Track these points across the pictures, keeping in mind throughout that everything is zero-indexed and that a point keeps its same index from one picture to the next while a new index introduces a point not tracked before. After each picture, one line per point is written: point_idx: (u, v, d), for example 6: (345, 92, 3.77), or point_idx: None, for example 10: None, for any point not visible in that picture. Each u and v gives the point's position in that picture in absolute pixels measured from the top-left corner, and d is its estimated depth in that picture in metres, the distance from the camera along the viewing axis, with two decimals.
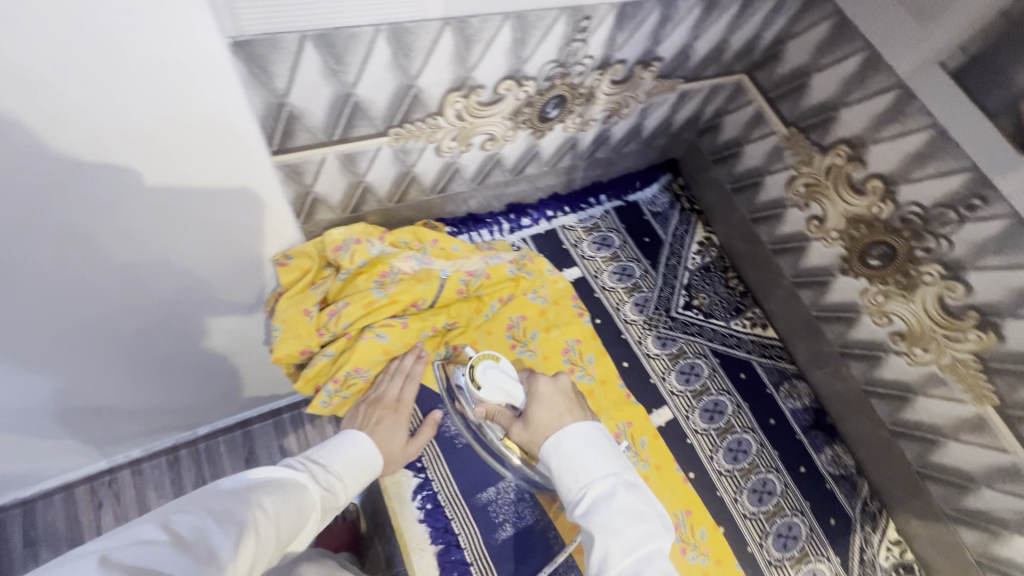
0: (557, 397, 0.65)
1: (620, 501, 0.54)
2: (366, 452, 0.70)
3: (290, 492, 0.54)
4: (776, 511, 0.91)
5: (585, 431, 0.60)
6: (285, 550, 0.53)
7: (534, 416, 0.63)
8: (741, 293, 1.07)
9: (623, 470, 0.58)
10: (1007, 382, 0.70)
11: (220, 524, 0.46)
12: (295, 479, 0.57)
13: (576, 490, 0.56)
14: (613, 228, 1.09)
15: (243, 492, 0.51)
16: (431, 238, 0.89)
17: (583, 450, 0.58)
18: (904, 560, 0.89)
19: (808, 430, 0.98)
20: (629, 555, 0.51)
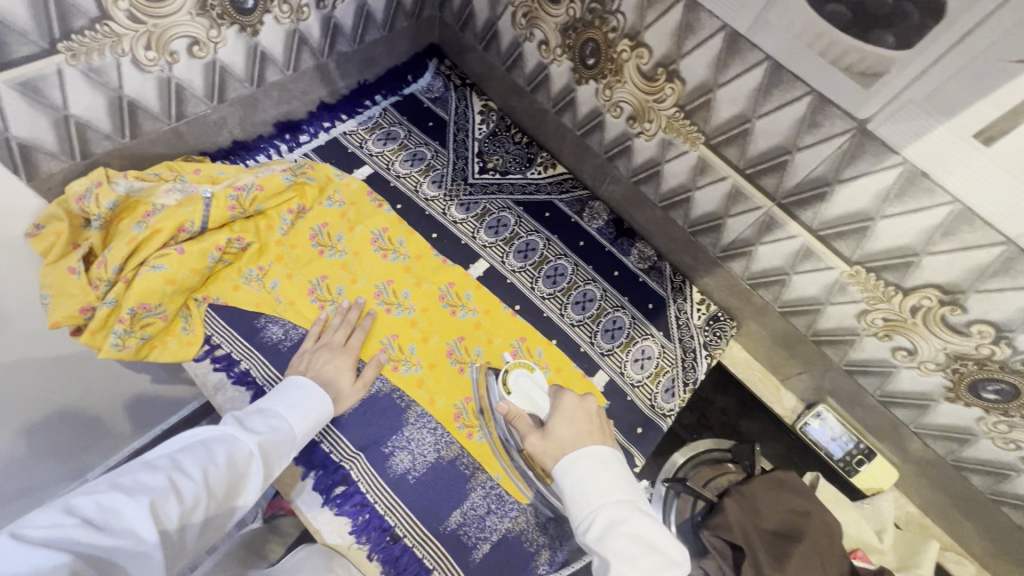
0: (578, 415, 0.72)
1: (632, 535, 0.58)
2: (310, 398, 0.74)
3: (212, 448, 0.58)
4: (600, 312, 1.02)
5: (599, 453, 0.64)
6: (227, 495, 0.58)
7: (553, 429, 0.69)
8: (528, 145, 1.15)
9: (636, 497, 0.62)
10: (701, 117, 0.80)
11: (143, 496, 0.49)
12: (230, 439, 0.61)
13: (588, 513, 0.60)
14: (395, 122, 1.13)
15: (170, 462, 0.54)
16: (193, 168, 0.88)
17: (596, 472, 0.63)
18: (712, 313, 1.03)
19: (613, 239, 1.09)
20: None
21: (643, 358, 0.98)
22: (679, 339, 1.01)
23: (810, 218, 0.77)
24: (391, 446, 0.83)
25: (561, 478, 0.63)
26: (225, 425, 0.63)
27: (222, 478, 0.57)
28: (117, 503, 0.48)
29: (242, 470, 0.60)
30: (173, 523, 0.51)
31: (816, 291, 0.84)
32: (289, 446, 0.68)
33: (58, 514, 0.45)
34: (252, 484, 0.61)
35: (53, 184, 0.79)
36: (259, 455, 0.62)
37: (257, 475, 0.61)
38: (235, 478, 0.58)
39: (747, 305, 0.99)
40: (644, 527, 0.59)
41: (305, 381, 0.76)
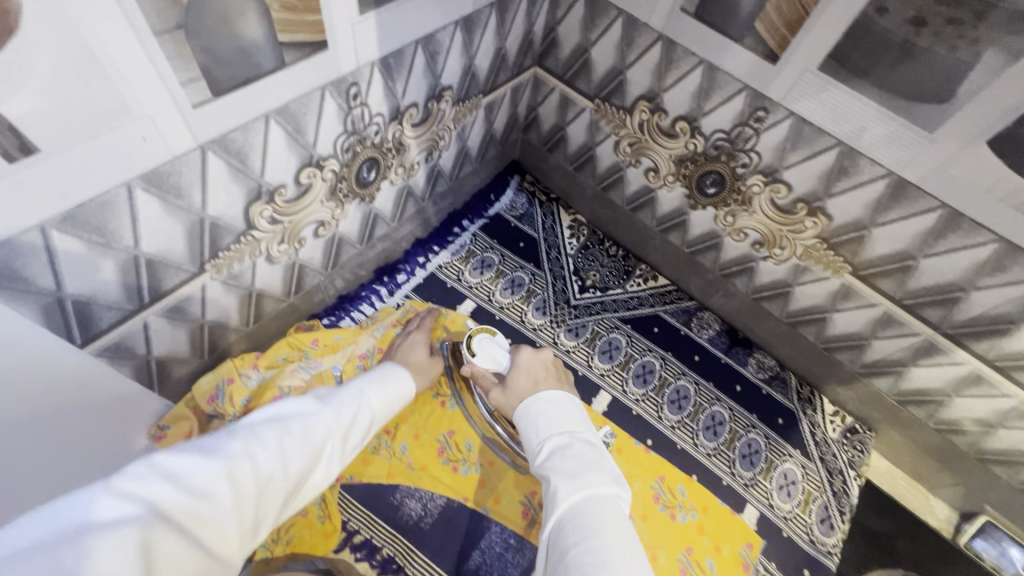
0: (537, 367, 0.70)
1: (574, 455, 0.58)
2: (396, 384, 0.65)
3: (301, 425, 0.51)
4: (733, 436, 0.97)
5: (554, 395, 0.64)
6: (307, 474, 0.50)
7: (513, 382, 0.68)
8: (624, 257, 1.12)
9: (589, 434, 0.62)
10: (850, 250, 0.77)
11: (231, 468, 0.41)
12: (304, 410, 0.54)
13: (538, 442, 0.61)
14: (487, 247, 1.10)
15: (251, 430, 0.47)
16: (312, 340, 0.84)
17: (546, 412, 0.63)
18: (848, 424, 0.99)
19: (729, 350, 1.05)
20: (578, 493, 0.54)
21: (789, 484, 0.93)
22: (819, 457, 0.96)
23: (984, 349, 0.73)
24: None
25: (519, 420, 0.64)
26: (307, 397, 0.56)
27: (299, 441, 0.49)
28: (200, 464, 0.40)
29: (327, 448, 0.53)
30: (249, 488, 0.42)
31: (985, 414, 0.80)
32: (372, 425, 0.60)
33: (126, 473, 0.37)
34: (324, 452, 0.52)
35: (182, 385, 0.74)
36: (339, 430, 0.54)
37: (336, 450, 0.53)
38: (311, 441, 0.50)
39: (890, 417, 0.94)
40: (588, 452, 0.59)
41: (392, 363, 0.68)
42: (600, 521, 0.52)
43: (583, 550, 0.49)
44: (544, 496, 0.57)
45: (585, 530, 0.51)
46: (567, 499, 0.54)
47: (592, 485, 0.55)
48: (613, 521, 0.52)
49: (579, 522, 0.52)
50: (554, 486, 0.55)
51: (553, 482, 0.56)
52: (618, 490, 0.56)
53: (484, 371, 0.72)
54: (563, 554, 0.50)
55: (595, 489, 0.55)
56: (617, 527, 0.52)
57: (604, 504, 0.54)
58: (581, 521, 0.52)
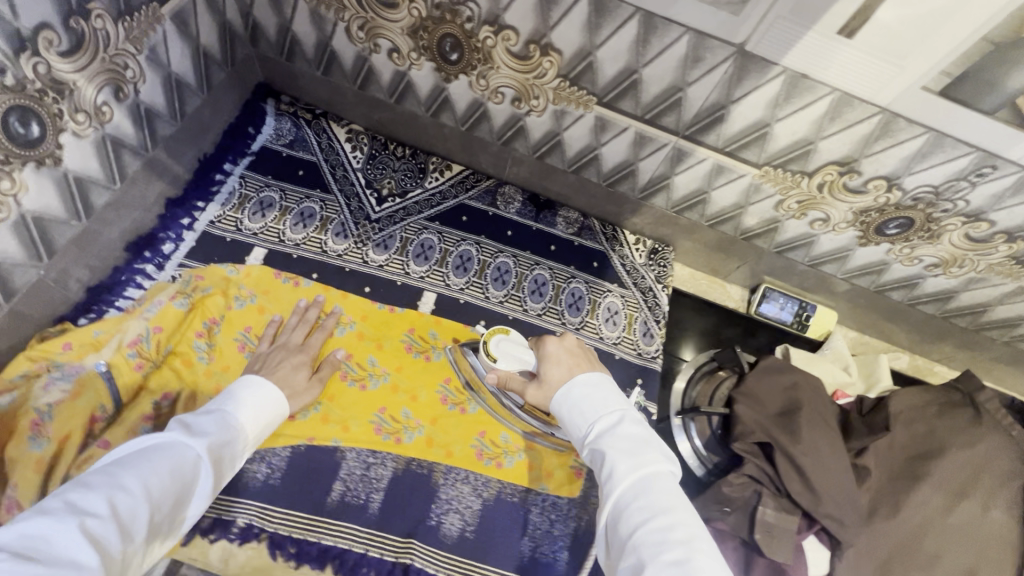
0: (563, 354, 0.76)
1: (625, 435, 0.63)
2: (266, 400, 0.69)
3: (168, 467, 0.53)
4: (558, 290, 1.02)
5: (591, 377, 0.70)
6: (174, 511, 0.54)
7: (545, 372, 0.74)
8: (413, 156, 1.08)
9: (632, 411, 0.66)
10: (590, 80, 0.79)
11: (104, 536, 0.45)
12: (185, 453, 0.56)
13: (587, 428, 0.66)
14: (262, 186, 0.99)
15: (114, 484, 0.49)
16: (60, 344, 0.71)
17: (587, 395, 0.68)
18: (650, 247, 1.09)
19: (537, 216, 1.08)
20: (634, 471, 0.59)
21: (613, 315, 1.02)
22: (633, 283, 1.05)
23: (715, 140, 0.82)
24: (437, 515, 0.80)
25: (558, 409, 0.70)
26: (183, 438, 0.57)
27: (164, 487, 0.52)
28: (45, 529, 0.42)
29: (188, 479, 0.56)
30: (114, 543, 0.45)
31: (735, 199, 0.92)
32: (242, 446, 0.64)
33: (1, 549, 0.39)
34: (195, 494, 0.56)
35: None
36: (207, 460, 0.58)
37: (205, 485, 0.57)
38: (179, 491, 0.54)
39: (677, 229, 1.04)
40: (633, 428, 0.63)
41: (272, 388, 0.71)
42: (660, 496, 0.57)
43: (652, 529, 0.54)
44: (599, 473, 0.61)
45: (648, 508, 0.56)
46: (627, 479, 0.58)
47: (650, 466, 0.59)
48: (672, 497, 0.57)
49: (642, 501, 0.57)
50: (610, 464, 0.60)
51: (611, 461, 0.60)
52: (671, 467, 0.60)
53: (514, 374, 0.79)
54: (634, 535, 0.54)
55: (653, 468, 0.59)
56: (678, 503, 0.56)
57: (660, 480, 0.58)
58: (644, 499, 0.57)
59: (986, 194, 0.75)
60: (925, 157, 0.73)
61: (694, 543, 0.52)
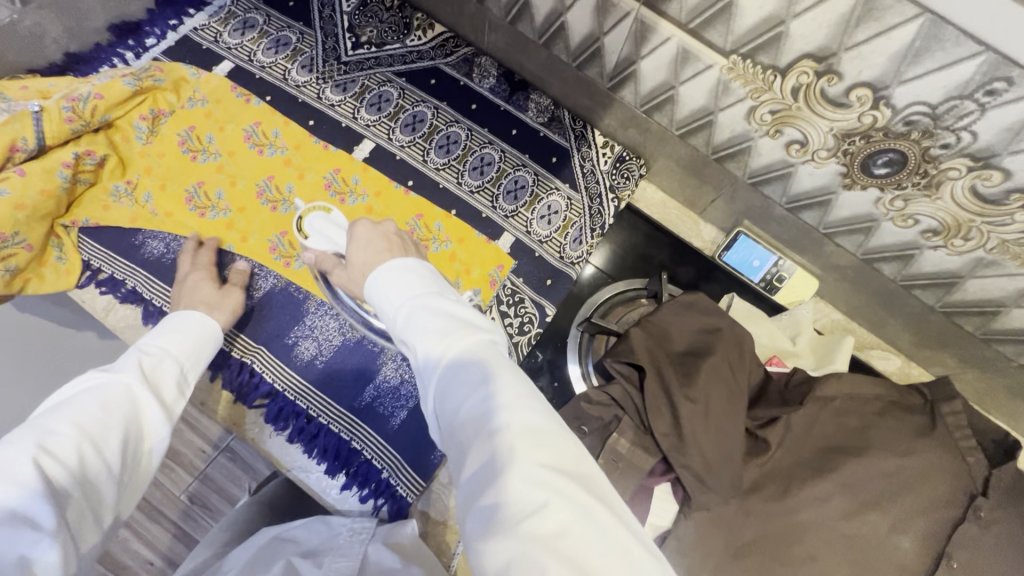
0: (375, 238, 0.71)
1: (435, 313, 0.55)
2: (196, 328, 0.71)
3: (97, 401, 0.55)
4: (501, 174, 0.96)
5: (403, 263, 0.63)
6: (132, 430, 0.57)
7: (352, 254, 0.71)
8: (401, 9, 1.04)
9: (445, 289, 0.60)
10: None
11: (39, 481, 0.46)
12: (117, 382, 0.58)
13: (394, 311, 0.59)
14: (250, 8, 1.02)
15: (40, 428, 0.50)
16: (17, 85, 0.81)
17: (395, 279, 0.61)
18: (618, 155, 0.98)
19: (508, 97, 1.01)
20: (452, 349, 0.52)
21: (550, 214, 0.94)
22: (586, 187, 0.96)
23: (677, 11, 0.70)
24: (295, 336, 0.82)
25: (368, 299, 0.62)
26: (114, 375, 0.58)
27: (101, 420, 0.54)
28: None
29: (130, 403, 0.58)
30: (68, 465, 0.49)
31: (704, 100, 0.78)
32: (182, 372, 0.66)
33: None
34: (150, 419, 0.59)
35: None
36: (139, 384, 0.59)
37: (149, 404, 0.59)
38: (121, 416, 0.56)
39: (649, 137, 0.92)
40: (440, 304, 0.56)
41: (203, 316, 0.72)
42: (480, 365, 0.50)
43: (474, 403, 0.47)
44: (421, 365, 0.54)
45: (469, 380, 0.49)
46: (440, 357, 0.52)
47: (470, 336, 0.53)
48: (498, 364, 0.51)
49: (463, 378, 0.49)
50: (426, 350, 0.53)
51: (425, 345, 0.53)
52: (491, 334, 0.54)
53: (327, 254, 0.78)
54: (457, 417, 0.48)
55: (470, 338, 0.52)
56: (501, 368, 0.50)
57: (484, 349, 0.52)
58: (463, 371, 0.50)
59: (997, 125, 0.57)
60: (917, 57, 0.56)
61: (520, 397, 0.48)
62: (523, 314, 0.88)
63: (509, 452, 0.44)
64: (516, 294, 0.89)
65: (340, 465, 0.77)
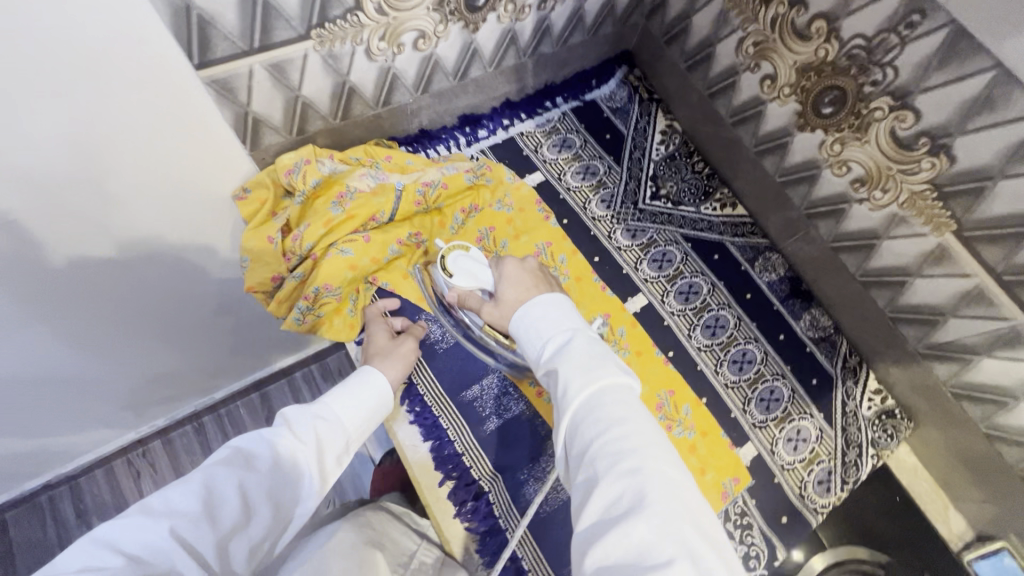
0: (522, 276, 0.75)
1: (579, 351, 0.61)
2: (364, 391, 0.71)
3: (260, 468, 0.55)
4: (757, 377, 0.93)
5: (550, 299, 0.69)
6: (286, 506, 0.57)
7: (503, 293, 0.74)
8: (708, 177, 1.06)
9: (587, 330, 0.66)
10: (962, 204, 0.69)
11: (185, 541, 0.47)
12: (284, 447, 0.58)
13: (540, 347, 0.65)
14: (572, 129, 1.08)
15: (207, 484, 0.51)
16: (386, 154, 0.89)
17: (544, 315, 0.67)
18: (887, 407, 0.91)
19: (785, 299, 0.98)
20: (589, 388, 0.57)
21: (798, 440, 0.89)
22: (842, 427, 0.90)
23: None
24: (527, 475, 0.81)
25: (516, 331, 0.68)
26: (286, 434, 0.59)
27: (263, 488, 0.55)
28: (149, 523, 0.47)
29: (292, 475, 0.58)
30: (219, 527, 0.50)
31: None
32: (345, 443, 0.66)
33: (105, 551, 0.44)
34: (299, 487, 0.58)
35: (268, 154, 0.83)
36: (303, 456, 0.59)
37: (311, 479, 0.59)
38: (279, 484, 0.56)
39: (938, 411, 0.86)
40: (587, 344, 0.62)
41: (376, 374, 0.74)
42: (615, 405, 0.55)
43: (608, 438, 0.52)
44: (554, 390, 0.59)
45: (603, 417, 0.54)
46: (577, 390, 0.57)
47: (609, 376, 0.58)
48: (631, 407, 0.55)
49: (598, 414, 0.54)
50: (566, 380, 0.58)
51: (566, 376, 0.59)
52: (625, 377, 0.59)
53: (471, 293, 0.78)
54: (589, 446, 0.52)
55: (607, 380, 0.58)
56: (634, 411, 0.54)
57: (618, 392, 0.57)
58: (598, 407, 0.55)
59: None
60: None
61: (652, 443, 0.52)
62: (750, 544, 0.82)
63: (635, 492, 0.48)
64: (745, 517, 0.84)
65: None
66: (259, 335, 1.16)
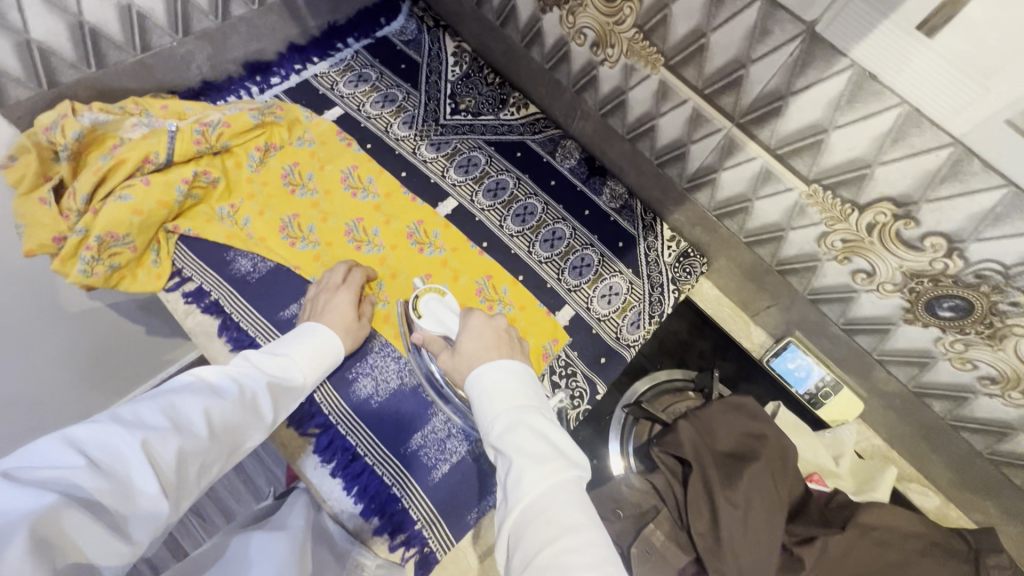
0: (490, 332, 0.78)
1: (534, 437, 0.63)
2: (323, 351, 0.78)
3: (221, 400, 0.61)
4: (568, 250, 1.01)
5: (510, 365, 0.71)
6: (238, 441, 0.62)
7: (462, 345, 0.77)
8: (501, 86, 1.14)
9: (541, 409, 0.67)
10: (659, 36, 0.79)
11: (150, 447, 0.51)
12: (242, 386, 0.64)
13: (492, 417, 0.66)
14: (366, 65, 1.12)
15: (162, 408, 0.56)
16: (160, 103, 0.90)
17: (499, 385, 0.69)
18: (681, 249, 1.03)
19: (586, 179, 1.07)
20: (539, 486, 0.58)
21: (611, 294, 0.98)
22: (647, 275, 1.00)
23: (768, 137, 0.76)
24: (355, 371, 0.85)
25: (471, 391, 0.70)
26: (254, 377, 0.67)
27: (222, 416, 0.60)
28: (114, 436, 0.50)
29: (248, 408, 0.64)
30: (183, 443, 0.54)
31: (777, 217, 0.83)
32: (296, 392, 0.72)
33: (68, 449, 0.48)
34: (255, 423, 0.64)
35: (24, 114, 0.81)
36: (259, 396, 0.65)
37: (264, 416, 0.65)
38: (237, 418, 0.62)
39: (715, 238, 0.98)
40: (537, 428, 0.64)
41: (329, 331, 0.80)
42: (565, 511, 0.57)
43: (559, 542, 0.53)
44: (506, 474, 0.61)
45: (554, 521, 0.56)
46: (524, 495, 0.58)
47: (562, 477, 0.60)
48: (586, 517, 0.57)
49: (548, 516, 0.56)
50: (519, 472, 0.59)
51: (519, 465, 0.60)
52: (578, 472, 0.61)
53: (435, 338, 0.82)
54: (541, 547, 0.54)
55: (557, 478, 0.59)
56: (582, 520, 0.56)
57: (566, 493, 0.58)
58: (548, 511, 0.57)
59: None
60: (997, 220, 0.61)
61: (602, 551, 0.54)
62: (574, 387, 0.90)
63: None
64: (569, 367, 0.91)
65: (375, 509, 0.78)
66: (130, 355, 1.15)
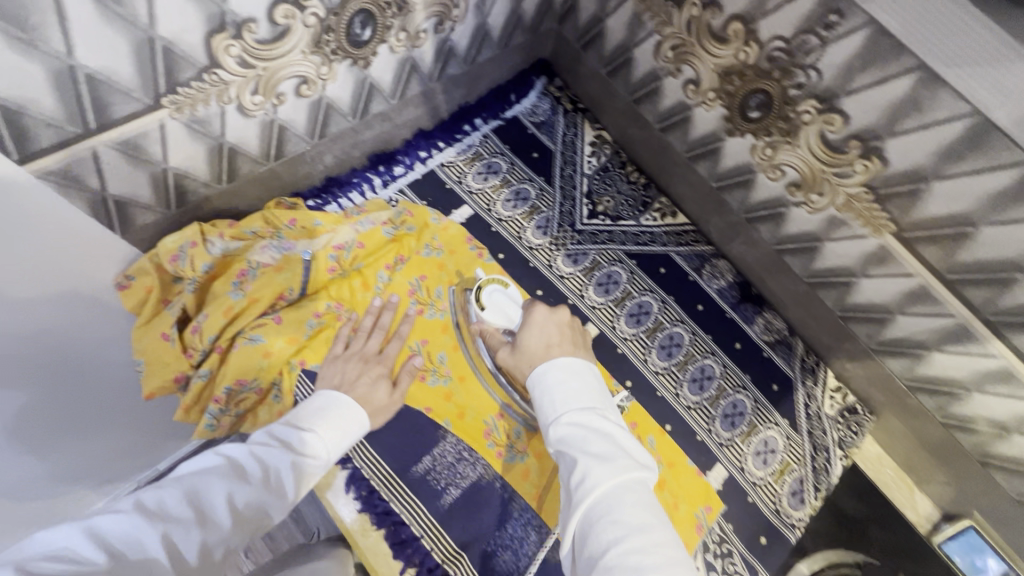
0: (552, 325, 0.68)
1: (598, 436, 0.54)
2: (349, 418, 0.64)
3: (243, 480, 0.52)
4: (719, 393, 0.89)
5: (574, 363, 0.61)
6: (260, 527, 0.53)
7: (522, 340, 0.66)
8: (645, 186, 1.01)
9: (605, 407, 0.58)
10: (900, 205, 0.66)
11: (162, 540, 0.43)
12: (269, 461, 0.55)
13: (554, 415, 0.57)
14: (496, 152, 0.99)
15: (180, 493, 0.48)
16: (289, 219, 0.79)
17: (562, 384, 0.59)
18: (848, 404, 0.91)
19: (736, 304, 0.94)
20: (607, 483, 0.50)
21: (767, 452, 0.86)
22: (807, 430, 0.88)
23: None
24: (495, 544, 0.75)
25: (532, 388, 0.61)
26: (278, 452, 0.56)
27: (246, 500, 0.51)
28: (133, 526, 0.43)
29: (275, 489, 0.54)
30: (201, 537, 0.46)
31: (1004, 418, 0.74)
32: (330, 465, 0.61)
33: (84, 539, 0.41)
34: (284, 506, 0.54)
35: (146, 236, 0.71)
36: (289, 474, 0.55)
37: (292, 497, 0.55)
38: (262, 505, 0.52)
39: (895, 402, 0.86)
40: (603, 429, 0.55)
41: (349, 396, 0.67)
42: (633, 510, 0.48)
43: (628, 546, 0.45)
44: (568, 476, 0.53)
45: (620, 521, 0.47)
46: (587, 490, 0.50)
47: (630, 479, 0.51)
48: (655, 516, 0.48)
49: (614, 516, 0.48)
50: (584, 468, 0.52)
51: (581, 464, 0.52)
52: (647, 473, 0.53)
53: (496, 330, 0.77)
54: (606, 551, 0.46)
55: (625, 476, 0.51)
56: (656, 521, 0.48)
57: (633, 493, 0.50)
58: (615, 511, 0.48)
59: None
60: None
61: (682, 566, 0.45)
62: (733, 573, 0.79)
63: None
64: (724, 544, 0.81)
65: None
66: None
